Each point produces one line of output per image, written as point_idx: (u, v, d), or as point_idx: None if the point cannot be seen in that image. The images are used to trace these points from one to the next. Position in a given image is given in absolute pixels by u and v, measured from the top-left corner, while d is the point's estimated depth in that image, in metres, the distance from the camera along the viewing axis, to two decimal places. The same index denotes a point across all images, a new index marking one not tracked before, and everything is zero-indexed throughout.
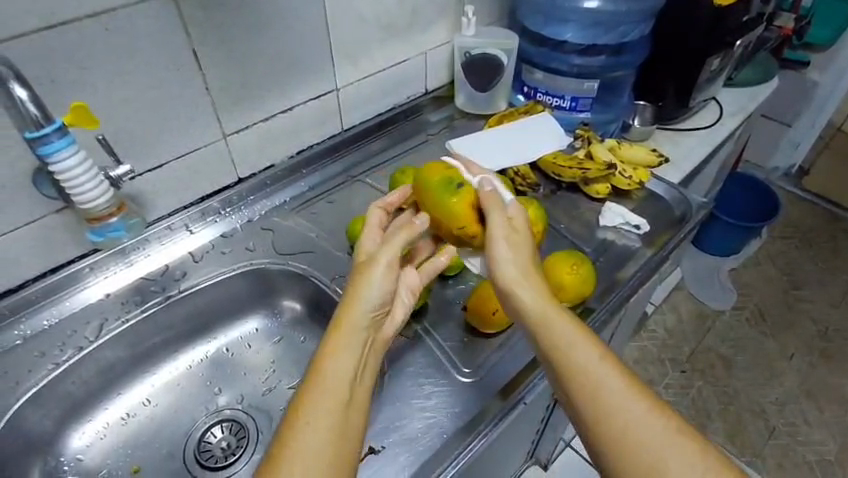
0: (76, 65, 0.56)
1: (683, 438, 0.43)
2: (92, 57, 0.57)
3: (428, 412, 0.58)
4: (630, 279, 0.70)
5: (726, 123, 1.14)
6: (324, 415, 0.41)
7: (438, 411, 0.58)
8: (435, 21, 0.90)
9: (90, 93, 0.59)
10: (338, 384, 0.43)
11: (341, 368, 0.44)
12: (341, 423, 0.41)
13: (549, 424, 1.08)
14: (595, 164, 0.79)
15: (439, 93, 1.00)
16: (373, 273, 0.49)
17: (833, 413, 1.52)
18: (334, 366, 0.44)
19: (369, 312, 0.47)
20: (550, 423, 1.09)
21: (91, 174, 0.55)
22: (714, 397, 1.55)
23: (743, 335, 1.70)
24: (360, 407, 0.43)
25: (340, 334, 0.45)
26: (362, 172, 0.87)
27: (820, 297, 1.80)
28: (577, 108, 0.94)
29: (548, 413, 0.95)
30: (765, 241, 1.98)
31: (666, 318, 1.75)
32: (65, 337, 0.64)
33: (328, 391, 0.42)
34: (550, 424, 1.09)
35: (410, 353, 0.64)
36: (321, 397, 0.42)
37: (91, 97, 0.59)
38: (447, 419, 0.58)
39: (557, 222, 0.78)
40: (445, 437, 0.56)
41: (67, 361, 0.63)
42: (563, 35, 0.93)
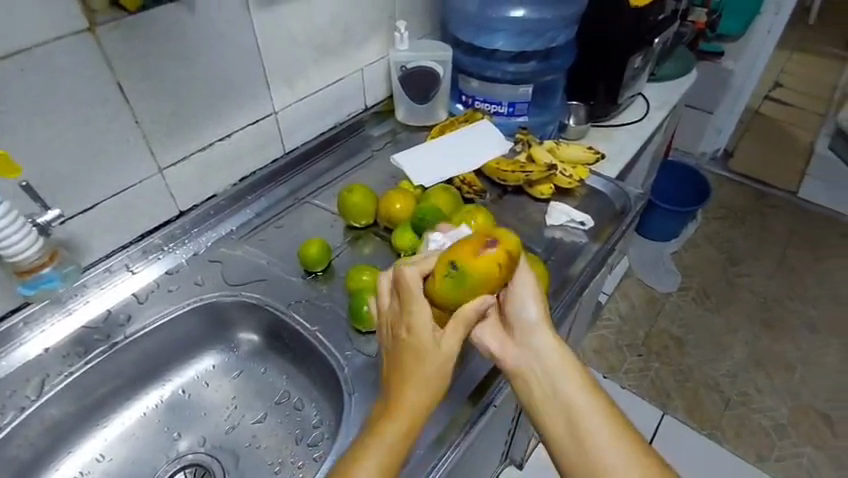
0: None
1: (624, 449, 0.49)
2: (8, 98, 0.54)
3: None
4: (582, 273, 0.72)
5: (653, 116, 1.21)
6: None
7: None
8: (368, 38, 0.90)
9: (10, 135, 0.55)
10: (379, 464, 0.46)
11: (379, 449, 0.47)
12: None
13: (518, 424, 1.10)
14: (537, 166, 0.81)
15: (379, 108, 1.00)
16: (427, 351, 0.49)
17: (780, 378, 1.62)
18: (374, 444, 0.47)
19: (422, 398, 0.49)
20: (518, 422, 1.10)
21: (16, 224, 0.52)
22: (671, 376, 1.61)
23: (691, 314, 1.79)
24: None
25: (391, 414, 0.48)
26: (310, 193, 0.86)
27: (756, 271, 1.92)
28: (515, 113, 0.96)
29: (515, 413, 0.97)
30: (701, 223, 2.09)
31: (620, 305, 1.81)
32: (4, 398, 0.60)
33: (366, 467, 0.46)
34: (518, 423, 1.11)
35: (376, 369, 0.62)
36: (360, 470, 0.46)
37: (11, 141, 0.55)
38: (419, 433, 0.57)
39: (507, 225, 0.79)
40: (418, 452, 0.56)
41: (9, 424, 0.58)
42: (493, 44, 0.95)
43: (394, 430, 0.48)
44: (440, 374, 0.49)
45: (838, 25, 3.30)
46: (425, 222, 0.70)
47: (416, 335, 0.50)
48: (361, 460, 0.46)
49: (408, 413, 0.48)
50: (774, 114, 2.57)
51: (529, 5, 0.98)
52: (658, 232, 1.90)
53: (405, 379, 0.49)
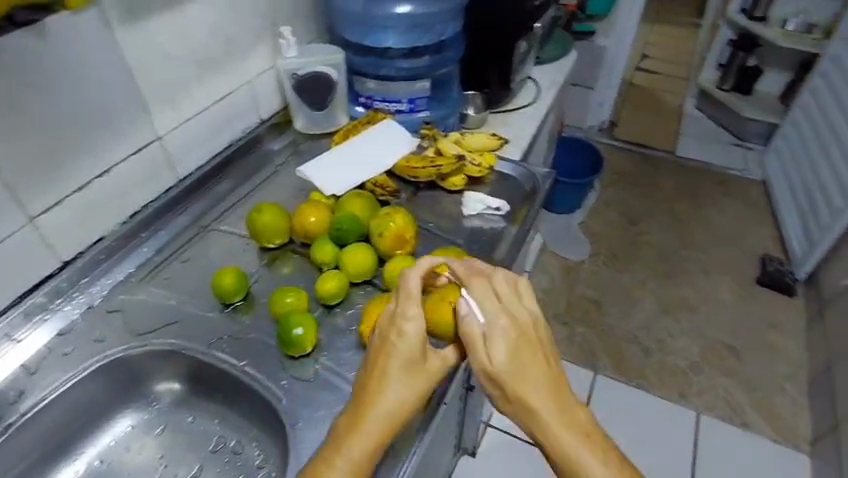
0: None
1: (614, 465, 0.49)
2: None
3: None
4: (506, 258, 0.74)
5: (544, 97, 1.26)
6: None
7: None
8: (251, 48, 0.85)
9: None
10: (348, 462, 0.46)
11: (349, 452, 0.47)
12: None
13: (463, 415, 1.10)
14: (446, 159, 0.81)
15: (275, 120, 0.95)
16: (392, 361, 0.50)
17: (688, 320, 1.78)
18: (345, 447, 0.47)
19: (389, 404, 0.48)
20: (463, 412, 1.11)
21: None
22: (596, 338, 1.71)
23: (603, 276, 1.91)
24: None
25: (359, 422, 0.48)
26: (213, 219, 0.80)
27: (653, 227, 2.09)
28: (416, 109, 0.96)
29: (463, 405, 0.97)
30: (600, 191, 2.24)
31: (541, 279, 1.89)
32: None
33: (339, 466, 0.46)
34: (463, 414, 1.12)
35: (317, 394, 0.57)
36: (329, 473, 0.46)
37: None
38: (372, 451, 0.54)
39: (427, 222, 0.79)
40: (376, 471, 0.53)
41: None
42: (385, 43, 0.93)
43: (364, 431, 0.47)
44: (404, 397, 0.49)
45: None
46: (344, 231, 0.67)
47: (400, 345, 0.51)
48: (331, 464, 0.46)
49: (374, 431, 0.47)
50: (645, 83, 2.81)
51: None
52: (563, 205, 2.03)
53: (369, 388, 0.49)
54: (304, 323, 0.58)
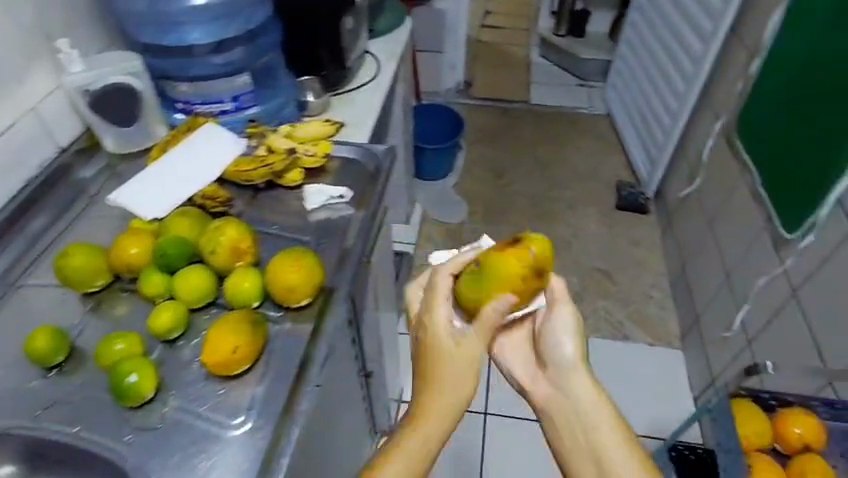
0: None
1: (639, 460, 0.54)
2: None
3: None
4: (357, 243, 0.73)
5: (385, 70, 1.25)
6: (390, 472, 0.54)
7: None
8: (24, 71, 0.75)
9: None
10: (414, 453, 0.55)
11: (415, 441, 0.55)
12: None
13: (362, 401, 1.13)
14: (276, 156, 0.78)
15: (80, 145, 0.84)
16: (448, 349, 0.57)
17: (565, 255, 1.92)
18: (409, 439, 0.56)
19: (455, 398, 0.57)
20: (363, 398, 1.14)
21: None
22: None
23: (483, 232, 2.01)
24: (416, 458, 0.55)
25: (423, 417, 0.56)
26: (23, 271, 0.70)
27: (520, 176, 2.22)
28: (242, 106, 0.90)
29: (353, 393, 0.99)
30: (467, 150, 2.31)
31: (427, 249, 1.95)
32: None
33: (407, 454, 0.55)
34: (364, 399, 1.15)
35: (172, 438, 0.54)
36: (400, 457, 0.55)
37: None
38: None
39: (271, 224, 0.75)
40: None
41: None
42: (187, 40, 0.86)
43: (431, 422, 0.56)
44: (462, 389, 0.57)
45: None
46: (170, 257, 0.62)
47: (441, 341, 0.58)
48: (393, 454, 0.55)
49: (435, 421, 0.56)
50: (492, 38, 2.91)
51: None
52: (433, 172, 2.08)
53: (434, 381, 0.57)
54: (137, 368, 0.54)
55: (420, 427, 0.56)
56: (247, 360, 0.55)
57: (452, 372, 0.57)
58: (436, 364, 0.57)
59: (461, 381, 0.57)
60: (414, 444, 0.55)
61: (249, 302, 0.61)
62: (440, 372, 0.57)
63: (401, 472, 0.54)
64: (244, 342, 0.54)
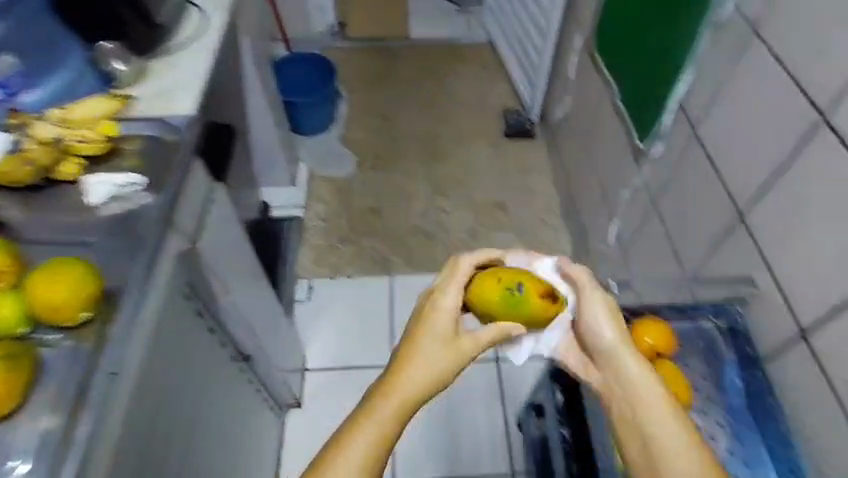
0: None
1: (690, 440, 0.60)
2: None
3: None
4: (149, 236, 0.70)
5: (209, 8, 1.05)
6: (358, 441, 0.59)
7: None
8: None
9: None
10: (380, 424, 0.60)
11: (384, 409, 0.61)
12: (372, 445, 0.59)
13: (241, 384, 1.10)
14: (43, 147, 0.71)
15: None
16: (424, 337, 0.66)
17: (458, 194, 1.91)
18: (379, 406, 0.61)
19: (423, 369, 0.64)
20: (243, 379, 1.11)
21: None
22: (382, 243, 1.78)
23: (374, 180, 1.95)
24: (390, 431, 0.60)
25: (392, 386, 0.63)
26: None
27: (406, 117, 2.14)
28: (14, 91, 0.85)
29: (216, 382, 0.96)
30: (349, 97, 2.20)
31: (317, 209, 1.87)
32: None
33: (374, 422, 0.60)
34: (245, 379, 1.12)
35: None
36: (365, 424, 0.60)
37: None
38: None
39: (53, 231, 0.71)
40: None
41: None
42: None
43: (398, 392, 0.62)
44: (431, 359, 0.65)
45: None
46: None
47: (432, 326, 0.67)
48: (363, 421, 0.60)
49: (399, 397, 0.62)
50: None
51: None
52: (317, 121, 1.99)
53: (404, 355, 0.65)
54: None
55: (386, 395, 0.62)
56: (20, 389, 0.58)
57: (429, 349, 0.65)
58: (411, 345, 0.66)
59: (427, 361, 0.64)
60: (382, 411, 0.61)
61: (14, 328, 0.62)
62: (414, 350, 0.65)
63: (367, 436, 0.59)
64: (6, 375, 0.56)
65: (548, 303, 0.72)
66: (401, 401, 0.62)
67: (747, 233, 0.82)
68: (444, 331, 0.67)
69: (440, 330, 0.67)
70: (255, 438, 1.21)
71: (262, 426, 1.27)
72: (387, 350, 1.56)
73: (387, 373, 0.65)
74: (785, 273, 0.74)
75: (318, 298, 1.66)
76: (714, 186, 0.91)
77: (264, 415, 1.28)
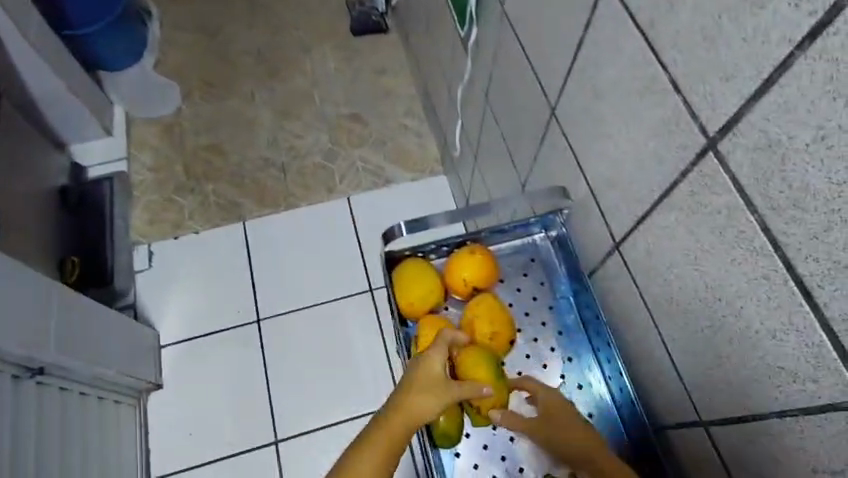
0: None
1: None
2: None
3: None
4: None
5: None
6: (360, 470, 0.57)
7: None
8: None
9: None
10: (378, 460, 0.58)
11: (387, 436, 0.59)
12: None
13: (44, 398, 0.94)
14: None
15: None
16: (429, 377, 0.60)
17: (309, 113, 1.67)
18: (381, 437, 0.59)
19: (424, 412, 0.59)
20: (46, 392, 0.95)
21: None
22: (228, 185, 1.55)
23: (208, 112, 1.65)
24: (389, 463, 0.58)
25: (394, 419, 0.59)
26: None
27: (235, 29, 1.80)
28: None
29: None
30: (162, 14, 1.81)
31: (144, 160, 1.58)
32: None
33: (377, 447, 0.58)
34: (51, 391, 0.96)
35: None
36: (369, 454, 0.58)
37: None
38: None
39: None
40: None
41: None
42: None
43: (399, 428, 0.59)
44: (434, 405, 0.59)
45: None
46: None
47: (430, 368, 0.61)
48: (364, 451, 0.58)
49: (402, 424, 0.59)
50: None
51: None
52: (129, 54, 1.63)
53: (407, 394, 0.60)
54: None
55: (391, 425, 0.59)
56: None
57: (430, 397, 0.59)
58: (417, 378, 0.61)
59: (432, 402, 0.59)
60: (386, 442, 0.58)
61: None
62: (418, 393, 0.60)
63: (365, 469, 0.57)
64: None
65: (485, 307, 0.70)
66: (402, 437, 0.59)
67: (562, 132, 0.68)
68: (441, 377, 0.61)
69: (443, 380, 0.60)
70: (96, 445, 1.07)
71: (108, 427, 1.12)
72: (251, 305, 1.40)
73: (392, 402, 0.60)
74: (596, 179, 0.61)
75: (162, 261, 1.45)
76: (526, 77, 0.75)
77: (108, 414, 1.13)
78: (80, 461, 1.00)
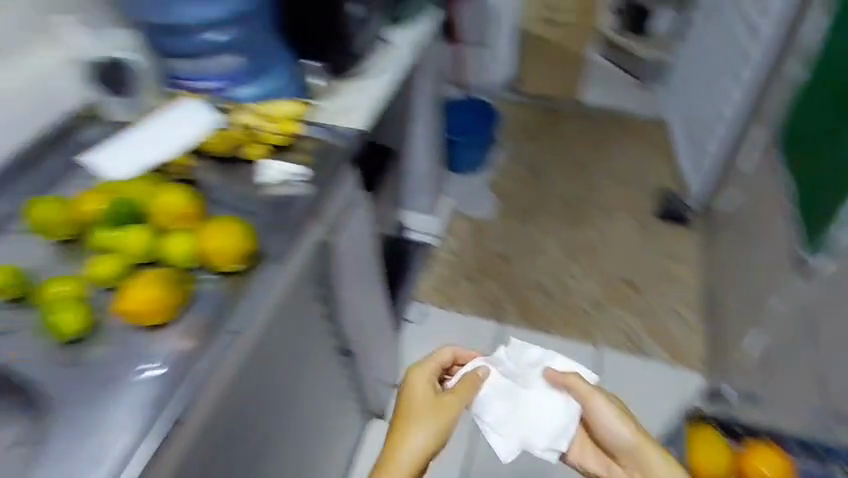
0: None
1: (659, 461, 0.77)
2: None
3: (131, 392, 0.58)
4: (303, 213, 0.75)
5: (399, 59, 1.27)
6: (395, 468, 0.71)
7: (127, 400, 0.57)
8: (28, 42, 0.86)
9: None
10: (406, 462, 0.71)
11: (409, 448, 0.72)
12: (409, 465, 0.71)
13: (335, 377, 1.17)
14: (241, 133, 0.81)
15: (83, 112, 0.89)
16: (418, 394, 0.75)
17: (589, 261, 1.83)
18: (405, 443, 0.72)
19: (445, 426, 0.73)
20: (338, 374, 1.17)
21: None
22: (504, 290, 1.76)
23: (512, 230, 1.94)
24: (404, 461, 0.71)
25: (407, 428, 0.73)
26: (8, 220, 0.75)
27: (558, 176, 2.12)
28: (233, 85, 0.95)
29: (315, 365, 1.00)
30: (507, 146, 2.23)
31: (450, 242, 1.91)
32: None
33: (397, 457, 0.71)
34: (340, 374, 1.18)
35: (101, 352, 0.61)
36: (393, 456, 0.71)
37: None
38: (136, 407, 0.56)
39: (233, 194, 0.76)
40: (134, 427, 0.55)
41: None
42: (185, 20, 0.89)
43: (417, 431, 0.73)
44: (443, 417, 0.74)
45: None
46: (118, 214, 0.67)
47: (419, 391, 0.76)
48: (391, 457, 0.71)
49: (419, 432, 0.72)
50: None
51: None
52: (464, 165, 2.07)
53: (407, 413, 0.74)
54: (64, 309, 0.60)
55: (407, 431, 0.73)
56: (164, 314, 0.61)
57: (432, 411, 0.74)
58: (411, 399, 0.75)
59: (443, 419, 0.73)
60: (415, 442, 0.72)
61: (179, 263, 0.66)
62: (419, 410, 0.74)
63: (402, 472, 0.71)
64: (160, 296, 0.60)
65: None
66: (425, 442, 0.72)
67: None
68: (425, 393, 0.76)
69: (437, 402, 0.75)
70: (333, 437, 1.25)
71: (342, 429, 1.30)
72: None
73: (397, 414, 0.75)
74: None
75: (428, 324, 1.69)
76: None
77: (348, 419, 1.32)
78: (324, 442, 1.18)
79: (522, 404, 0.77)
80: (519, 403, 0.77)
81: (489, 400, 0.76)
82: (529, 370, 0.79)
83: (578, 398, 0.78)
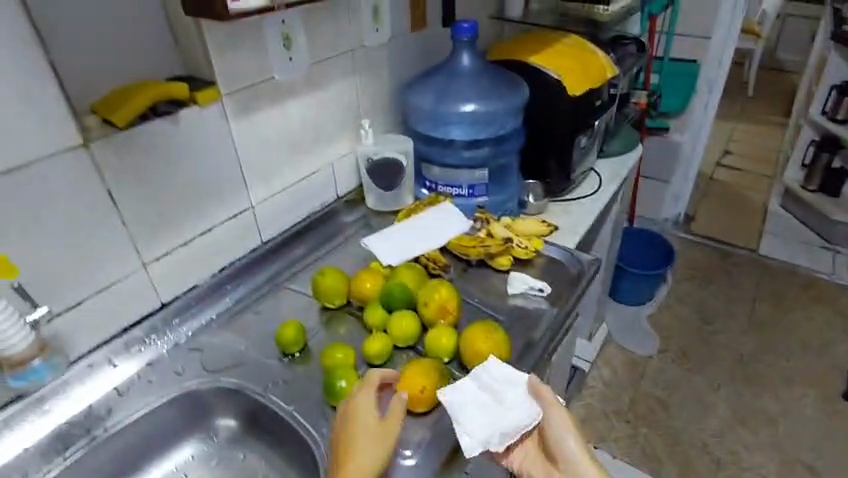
0: (27, 227, 0.60)
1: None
2: (27, 233, 0.60)
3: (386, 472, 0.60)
4: (545, 332, 0.77)
5: (606, 187, 1.31)
6: None
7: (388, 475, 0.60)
8: (336, 135, 0.96)
9: (12, 254, 0.59)
10: None
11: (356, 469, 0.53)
12: None
13: None
14: (495, 240, 0.88)
15: (351, 196, 1.03)
16: (358, 410, 0.59)
17: (765, 433, 1.62)
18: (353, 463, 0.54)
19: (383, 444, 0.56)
20: None
21: (19, 327, 0.60)
22: (660, 441, 1.60)
23: (673, 375, 1.80)
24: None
25: (352, 448, 0.56)
26: (286, 278, 0.88)
27: (731, 328, 1.96)
28: (475, 194, 1.03)
29: None
30: (673, 285, 2.14)
31: (603, 373, 1.81)
32: None
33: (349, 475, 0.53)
34: None
35: None
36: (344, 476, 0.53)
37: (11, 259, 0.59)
38: None
39: (471, 297, 0.83)
40: None
41: None
42: (450, 135, 1.02)
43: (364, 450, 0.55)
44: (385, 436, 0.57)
45: (772, 95, 3.58)
46: (392, 298, 0.75)
47: (365, 413, 0.59)
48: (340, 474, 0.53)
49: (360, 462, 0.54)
50: (726, 178, 2.75)
51: (480, 58, 1.02)
52: (635, 298, 1.96)
53: (349, 435, 0.57)
54: (346, 376, 0.65)
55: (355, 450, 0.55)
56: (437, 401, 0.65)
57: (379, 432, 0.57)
58: (350, 422, 0.58)
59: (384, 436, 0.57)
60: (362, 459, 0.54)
61: (442, 355, 0.70)
62: (363, 429, 0.57)
63: None
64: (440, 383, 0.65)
65: None
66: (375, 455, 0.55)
67: None
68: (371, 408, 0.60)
69: (373, 421, 0.58)
70: None
71: None
72: None
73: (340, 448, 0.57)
74: None
75: None
76: None
77: None
78: None
79: (498, 416, 0.61)
80: (495, 410, 0.62)
81: (461, 410, 0.61)
82: (514, 381, 0.64)
83: (547, 408, 0.64)
